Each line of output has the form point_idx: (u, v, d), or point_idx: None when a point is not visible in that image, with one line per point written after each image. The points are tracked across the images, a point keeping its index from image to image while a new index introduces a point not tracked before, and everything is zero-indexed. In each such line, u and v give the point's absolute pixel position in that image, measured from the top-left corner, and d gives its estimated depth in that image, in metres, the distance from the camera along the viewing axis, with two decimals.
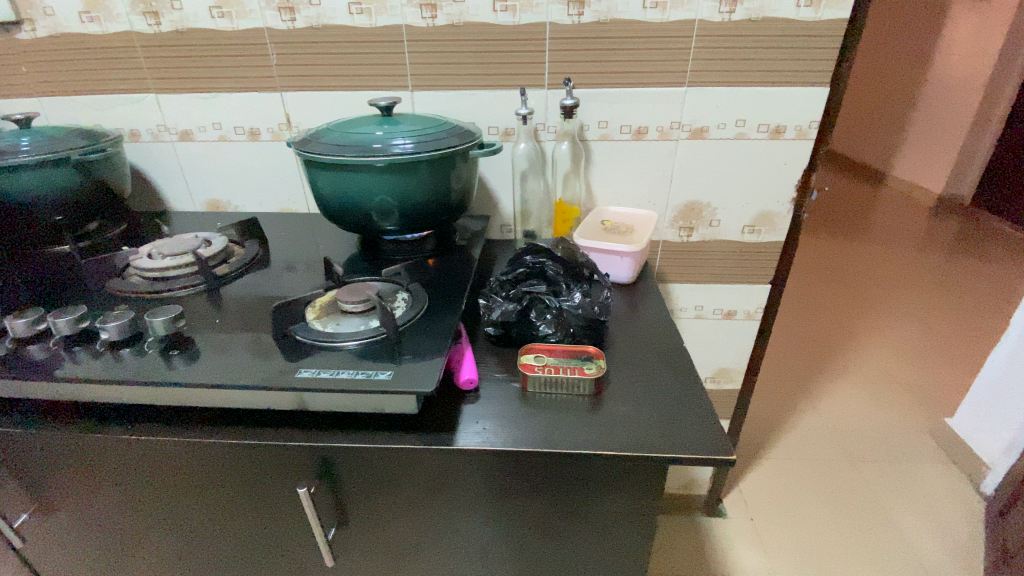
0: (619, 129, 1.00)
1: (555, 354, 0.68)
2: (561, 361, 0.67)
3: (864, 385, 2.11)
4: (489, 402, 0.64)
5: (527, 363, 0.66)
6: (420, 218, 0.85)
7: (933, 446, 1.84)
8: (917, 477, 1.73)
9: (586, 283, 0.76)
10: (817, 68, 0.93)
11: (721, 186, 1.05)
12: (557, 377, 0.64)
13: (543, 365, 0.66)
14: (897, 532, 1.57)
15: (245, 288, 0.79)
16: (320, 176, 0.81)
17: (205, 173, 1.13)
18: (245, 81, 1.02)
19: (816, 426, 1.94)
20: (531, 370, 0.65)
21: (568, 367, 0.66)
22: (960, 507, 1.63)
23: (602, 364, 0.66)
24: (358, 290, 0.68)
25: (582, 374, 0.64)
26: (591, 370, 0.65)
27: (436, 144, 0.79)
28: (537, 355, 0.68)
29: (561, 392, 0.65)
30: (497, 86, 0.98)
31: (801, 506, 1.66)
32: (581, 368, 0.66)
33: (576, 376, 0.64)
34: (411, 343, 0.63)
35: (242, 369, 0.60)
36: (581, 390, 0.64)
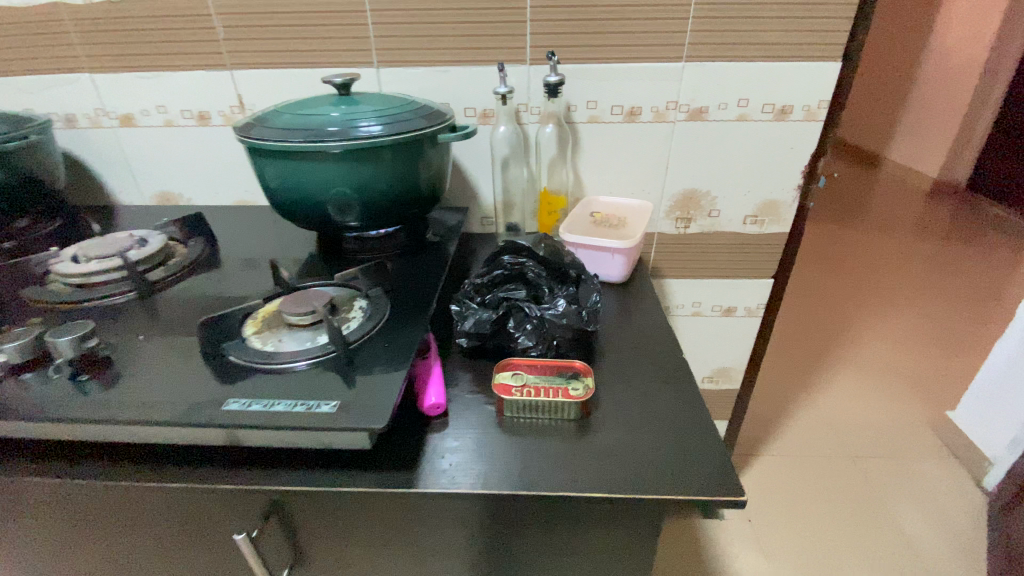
0: (610, 110, 0.90)
1: (535, 371, 0.59)
2: (542, 380, 0.57)
3: (863, 376, 2.05)
4: (458, 431, 0.54)
5: (503, 384, 0.57)
6: (385, 212, 0.75)
7: (934, 440, 1.78)
8: (918, 472, 1.68)
9: (573, 285, 0.67)
10: (828, 41, 0.84)
11: (721, 173, 0.96)
12: (537, 400, 0.55)
13: (521, 386, 0.57)
14: (898, 531, 1.52)
15: (182, 296, 0.69)
16: (267, 164, 0.70)
17: (153, 162, 1.02)
18: (190, 58, 0.91)
19: (814, 421, 1.87)
20: (507, 393, 0.56)
21: (550, 388, 0.56)
22: (961, 503, 1.58)
23: (589, 383, 0.57)
24: (305, 301, 0.58)
25: (566, 397, 0.55)
26: (577, 392, 0.56)
27: (401, 127, 0.69)
28: (514, 373, 0.58)
29: (542, 417, 0.55)
30: (473, 62, 0.87)
31: (801, 505, 1.59)
32: (565, 388, 0.56)
33: (559, 400, 0.55)
34: (366, 363, 0.54)
35: (162, 399, 0.50)
36: (566, 414, 0.55)
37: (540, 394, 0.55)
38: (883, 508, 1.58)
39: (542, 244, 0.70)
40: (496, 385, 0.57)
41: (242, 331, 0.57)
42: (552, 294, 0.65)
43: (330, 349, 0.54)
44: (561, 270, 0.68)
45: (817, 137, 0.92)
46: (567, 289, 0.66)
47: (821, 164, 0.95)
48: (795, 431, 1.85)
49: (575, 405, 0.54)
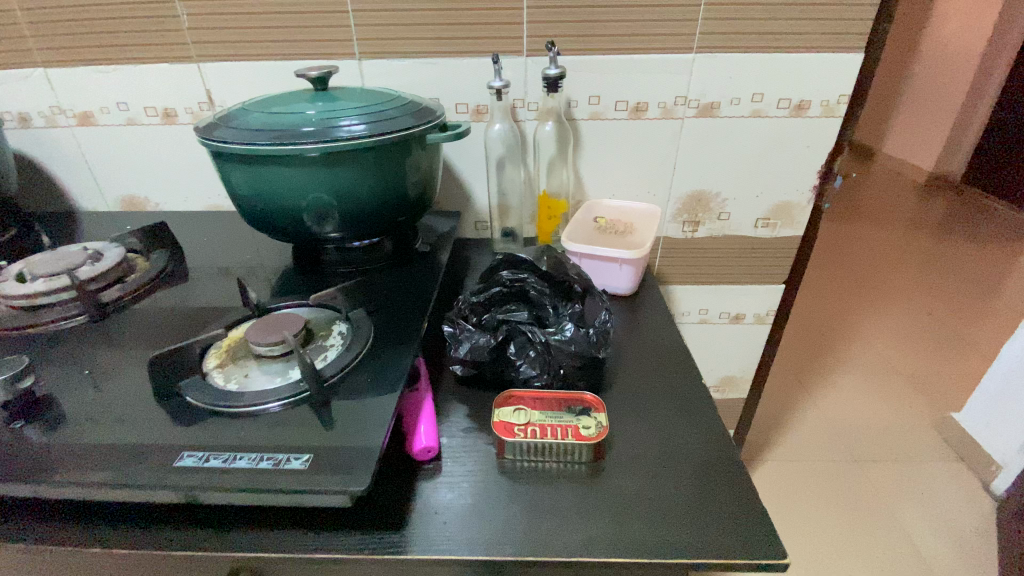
0: (613, 106, 0.83)
1: (540, 406, 0.52)
2: (548, 416, 0.51)
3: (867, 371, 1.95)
4: (453, 477, 0.48)
5: (503, 421, 0.50)
6: (369, 221, 0.68)
7: (939, 439, 1.69)
8: (922, 472, 1.59)
9: (579, 303, 0.61)
10: (850, 30, 0.77)
11: (732, 173, 0.89)
12: (544, 442, 0.48)
13: (525, 424, 0.50)
14: (903, 532, 1.43)
15: (141, 321, 0.61)
16: (233, 169, 0.62)
17: (116, 165, 0.94)
18: (152, 49, 0.82)
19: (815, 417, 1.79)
20: (509, 432, 0.49)
21: (558, 426, 0.49)
22: (970, 507, 1.49)
23: (602, 420, 0.50)
24: (275, 330, 0.51)
25: (577, 438, 0.48)
26: (590, 431, 0.49)
27: (385, 126, 0.61)
28: (517, 408, 0.51)
29: (549, 460, 0.49)
30: (465, 54, 0.80)
31: (802, 505, 1.51)
32: (575, 427, 0.49)
33: (570, 441, 0.48)
34: (345, 404, 0.46)
35: (104, 455, 0.42)
36: (576, 457, 0.49)
37: (547, 434, 0.48)
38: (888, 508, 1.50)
39: (544, 258, 0.63)
40: (496, 423, 0.50)
41: (203, 365, 0.50)
42: (556, 317, 0.59)
43: (304, 387, 0.47)
44: (565, 286, 0.62)
45: (835, 136, 0.85)
46: (572, 307, 0.60)
47: (837, 163, 0.88)
48: (796, 433, 1.77)
49: (587, 448, 0.48)
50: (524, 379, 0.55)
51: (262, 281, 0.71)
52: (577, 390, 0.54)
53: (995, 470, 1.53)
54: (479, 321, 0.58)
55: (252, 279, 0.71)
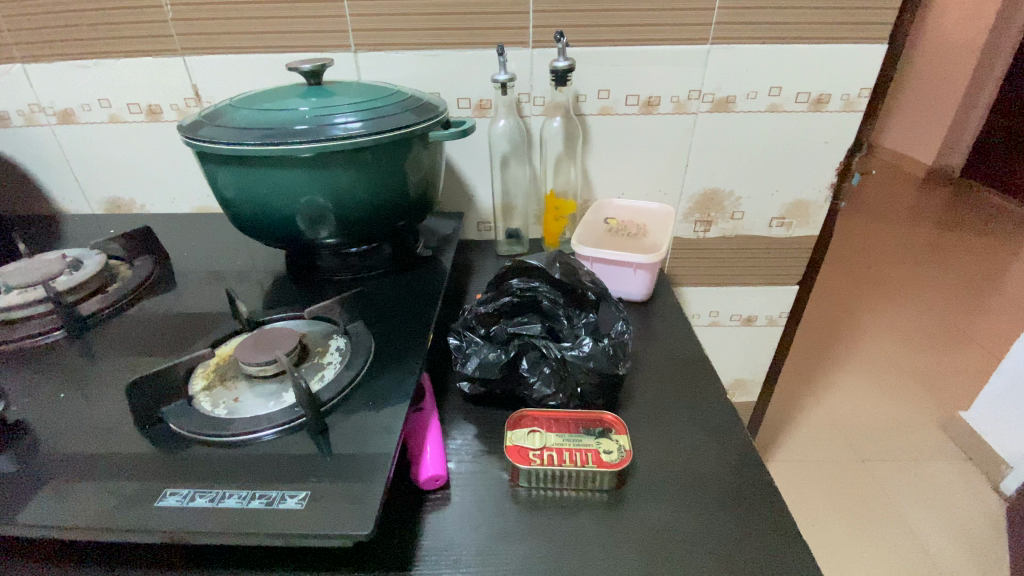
0: (624, 100, 0.79)
1: (556, 430, 0.49)
2: (566, 441, 0.48)
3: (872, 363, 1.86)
4: (461, 509, 0.44)
5: (517, 446, 0.47)
6: (367, 225, 0.63)
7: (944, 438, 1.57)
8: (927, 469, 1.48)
9: (595, 313, 0.57)
10: (874, 19, 0.73)
11: (747, 170, 0.85)
12: (562, 468, 0.45)
13: (541, 449, 0.47)
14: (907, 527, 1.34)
15: (124, 335, 0.57)
16: (220, 170, 0.58)
17: (100, 166, 0.89)
18: (134, 42, 0.77)
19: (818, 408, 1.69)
20: (524, 458, 0.46)
21: (576, 451, 0.46)
22: (978, 507, 1.39)
23: (624, 444, 0.47)
24: (267, 348, 0.47)
25: (598, 464, 0.45)
26: (611, 457, 0.46)
27: (383, 123, 0.57)
28: (531, 433, 0.49)
29: (567, 489, 0.45)
30: (468, 45, 0.75)
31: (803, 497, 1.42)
32: (596, 452, 0.46)
33: (590, 467, 0.45)
34: (344, 433, 0.42)
35: (78, 496, 0.38)
36: (597, 484, 0.45)
37: (565, 460, 0.45)
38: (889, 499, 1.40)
39: (557, 264, 0.58)
40: (510, 448, 0.47)
41: (189, 387, 0.46)
42: (571, 330, 0.54)
43: (299, 413, 0.43)
44: (580, 295, 0.57)
45: (856, 132, 0.81)
46: (587, 318, 0.56)
47: (857, 159, 0.84)
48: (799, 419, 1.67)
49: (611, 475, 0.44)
50: (537, 397, 0.52)
51: (254, 290, 0.67)
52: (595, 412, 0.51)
53: (1004, 471, 1.42)
54: (487, 334, 0.55)
55: (243, 288, 0.67)
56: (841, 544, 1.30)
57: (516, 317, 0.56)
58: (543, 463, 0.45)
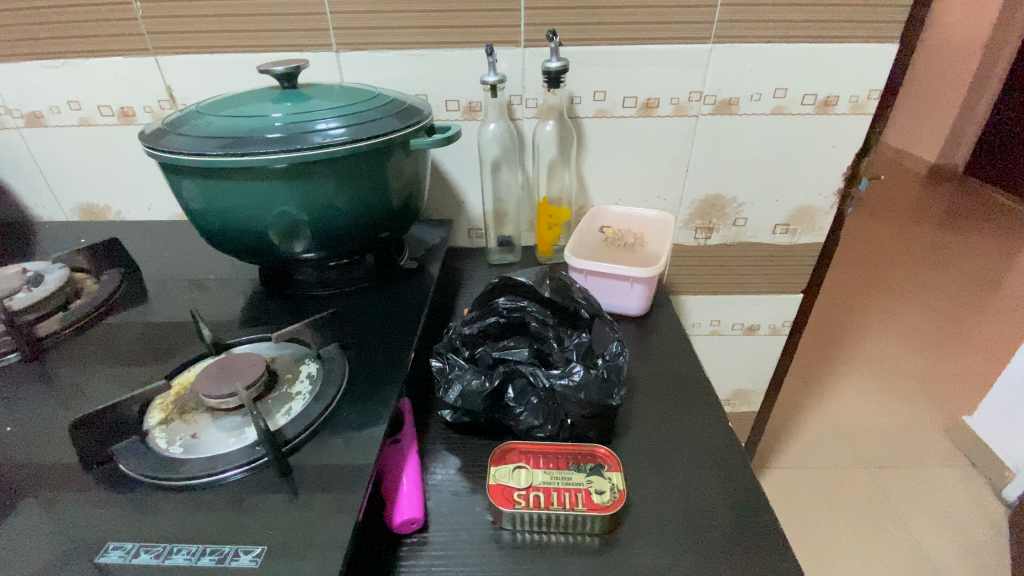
0: (621, 102, 0.75)
1: (544, 466, 0.46)
2: (554, 479, 0.44)
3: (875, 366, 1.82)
4: (440, 554, 0.41)
5: (500, 485, 0.44)
6: (346, 239, 0.60)
7: (944, 443, 1.52)
8: (926, 475, 1.44)
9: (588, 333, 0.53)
10: (885, 17, 0.69)
11: (749, 176, 0.81)
12: (549, 511, 0.41)
13: (526, 489, 0.43)
14: (908, 536, 1.29)
15: (83, 358, 0.54)
16: (185, 181, 0.54)
17: (72, 170, 0.85)
18: (103, 42, 0.73)
19: (815, 412, 1.65)
20: (508, 498, 0.42)
21: (565, 492, 0.43)
22: (980, 514, 1.34)
23: (618, 483, 0.44)
24: (230, 379, 0.44)
25: (588, 507, 0.41)
26: (603, 498, 0.42)
27: (367, 129, 0.53)
28: (517, 470, 0.45)
29: (555, 533, 0.42)
30: (456, 45, 0.71)
31: (800, 505, 1.38)
32: (586, 492, 0.43)
33: (580, 510, 0.41)
34: (307, 475, 0.39)
35: (10, 546, 0.35)
36: (586, 528, 0.42)
37: (553, 502, 0.42)
38: (889, 506, 1.36)
39: (547, 280, 0.56)
40: (493, 488, 0.43)
41: (144, 423, 0.43)
42: (560, 355, 0.50)
43: (260, 452, 0.40)
44: (571, 314, 0.55)
45: (864, 135, 0.77)
46: (578, 339, 0.52)
47: (865, 164, 0.80)
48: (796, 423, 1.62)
49: (603, 519, 0.41)
50: (522, 429, 0.48)
51: (227, 308, 0.63)
52: (588, 446, 0.47)
53: (1008, 478, 1.37)
54: (472, 356, 0.52)
55: (217, 305, 0.64)
56: (840, 553, 1.26)
57: (502, 338, 0.53)
58: (529, 505, 0.42)
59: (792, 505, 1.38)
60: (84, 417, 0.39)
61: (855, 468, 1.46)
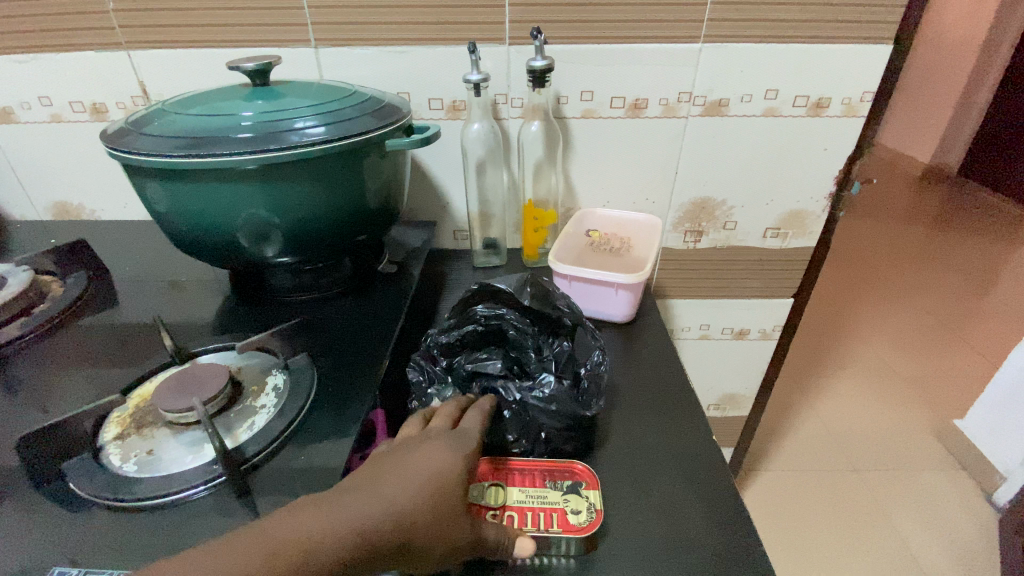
0: (609, 103, 0.73)
1: (518, 483, 0.46)
2: (530, 498, 0.45)
3: (866, 368, 1.81)
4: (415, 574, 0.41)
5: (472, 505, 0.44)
6: (321, 242, 0.58)
7: (935, 446, 1.52)
8: (916, 478, 1.43)
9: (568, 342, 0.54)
10: (880, 17, 0.67)
11: (739, 178, 0.80)
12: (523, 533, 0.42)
13: (500, 510, 0.44)
14: (897, 540, 1.29)
15: (44, 368, 0.53)
16: (149, 182, 0.51)
17: (43, 168, 0.82)
18: (72, 35, 0.71)
19: (805, 414, 1.64)
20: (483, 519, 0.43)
21: (541, 512, 0.44)
22: (969, 517, 1.33)
23: (595, 503, 0.44)
24: (188, 392, 0.44)
25: (563, 530, 0.42)
26: (579, 519, 0.43)
27: (345, 129, 0.51)
28: (490, 487, 0.46)
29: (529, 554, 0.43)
30: (439, 41, 0.69)
31: (790, 509, 1.37)
32: (562, 512, 0.44)
33: (555, 533, 0.42)
34: (264, 496, 0.40)
35: None
36: (561, 549, 0.42)
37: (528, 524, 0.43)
38: (880, 509, 1.36)
39: (528, 287, 0.55)
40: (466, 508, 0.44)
41: (99, 437, 0.43)
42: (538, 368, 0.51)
43: (217, 471, 0.40)
44: (555, 320, 0.55)
45: (856, 138, 0.76)
46: (559, 347, 0.53)
47: (857, 167, 0.79)
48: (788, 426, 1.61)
49: (578, 542, 0.42)
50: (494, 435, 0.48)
51: (198, 312, 0.61)
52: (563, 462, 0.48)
53: (998, 482, 1.36)
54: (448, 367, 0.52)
55: (187, 310, 0.62)
56: (829, 557, 1.25)
57: (479, 349, 0.54)
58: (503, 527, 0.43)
59: (784, 508, 1.37)
60: (27, 436, 0.39)
61: (846, 471, 1.46)
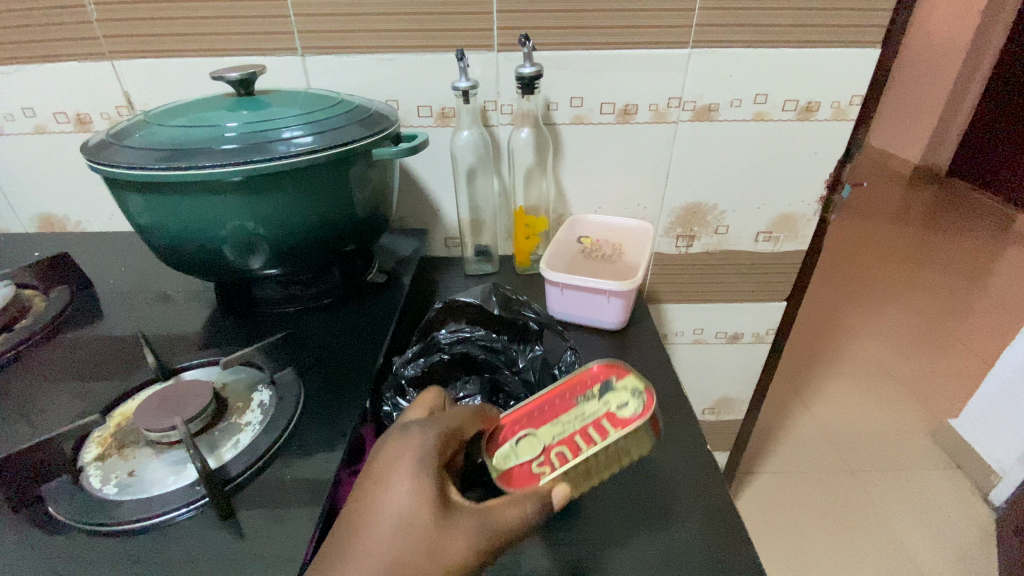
0: (599, 108, 0.73)
1: (543, 423, 0.44)
2: (568, 424, 0.43)
3: (861, 368, 1.81)
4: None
5: (511, 467, 0.41)
6: (308, 253, 0.57)
7: (930, 446, 1.52)
8: (913, 478, 1.43)
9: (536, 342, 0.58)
10: (868, 20, 0.67)
11: (731, 182, 0.80)
12: (585, 456, 0.41)
13: (543, 454, 0.42)
14: (895, 541, 1.28)
15: (22, 385, 0.52)
16: (132, 195, 0.51)
17: (26, 180, 0.81)
18: (55, 45, 0.70)
19: (801, 416, 1.64)
20: (534, 476, 0.40)
21: (588, 428, 0.43)
22: (966, 517, 1.33)
23: (630, 393, 0.45)
24: (170, 411, 0.43)
25: (621, 429, 0.42)
26: (625, 412, 0.43)
27: (333, 138, 0.50)
28: (518, 441, 0.43)
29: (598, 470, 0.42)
30: (427, 49, 0.69)
31: (787, 512, 1.36)
32: (605, 415, 0.44)
33: (614, 435, 0.42)
34: (249, 519, 0.38)
35: None
36: (624, 448, 0.42)
37: (582, 445, 0.41)
38: (877, 510, 1.35)
39: (493, 297, 0.59)
40: (510, 473, 0.41)
41: (79, 458, 0.42)
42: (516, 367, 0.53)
43: (200, 493, 0.39)
44: (520, 327, 0.58)
45: (846, 142, 0.76)
46: (533, 352, 0.56)
47: (847, 170, 0.79)
48: (784, 428, 1.61)
49: (638, 429, 0.42)
50: None
51: (183, 326, 0.61)
52: (576, 375, 0.47)
53: (993, 481, 1.37)
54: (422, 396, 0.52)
55: (173, 323, 0.61)
56: (828, 560, 1.24)
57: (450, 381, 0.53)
58: (560, 465, 0.40)
59: (781, 512, 1.36)
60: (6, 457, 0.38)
61: (842, 472, 1.45)
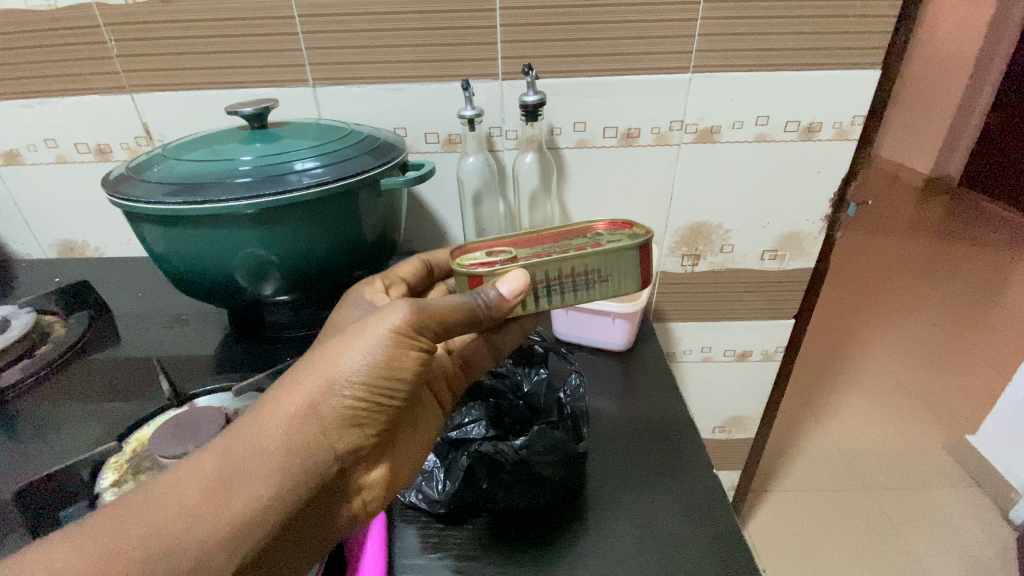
0: (602, 132, 0.74)
1: (522, 243, 0.49)
2: (549, 246, 0.46)
3: (874, 384, 1.79)
4: (430, 572, 0.45)
5: (478, 261, 0.46)
6: (318, 277, 0.58)
7: (948, 464, 1.49)
8: (931, 497, 1.40)
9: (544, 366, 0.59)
10: (867, 44, 0.68)
11: (734, 203, 0.80)
12: (543, 260, 0.43)
13: (511, 258, 0.45)
14: (914, 562, 1.25)
15: (34, 412, 0.53)
16: (149, 227, 0.52)
17: (48, 207, 0.84)
18: (77, 81, 0.73)
19: (813, 433, 1.62)
20: (487, 266, 0.44)
21: (568, 247, 0.45)
22: (987, 538, 1.30)
23: (629, 233, 0.45)
24: (184, 439, 0.45)
25: (592, 248, 0.44)
26: (612, 242, 0.45)
27: (344, 169, 0.52)
28: (496, 251, 0.47)
29: (558, 278, 0.43)
30: (432, 78, 0.71)
31: (802, 533, 1.34)
32: (592, 242, 0.45)
33: (586, 250, 0.43)
34: None
35: None
36: (596, 266, 0.43)
37: (551, 253, 0.44)
38: (894, 530, 1.32)
39: None
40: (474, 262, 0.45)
41: (97, 485, 0.44)
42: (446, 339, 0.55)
43: None
44: (526, 351, 0.60)
45: (849, 161, 0.76)
46: (539, 376, 0.57)
47: (851, 190, 0.79)
48: (796, 445, 1.58)
49: (610, 252, 0.43)
50: (491, 491, 0.46)
51: (197, 349, 0.63)
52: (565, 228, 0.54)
53: (1013, 500, 1.33)
54: None
55: (187, 346, 0.63)
56: None
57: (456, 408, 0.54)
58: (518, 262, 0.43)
59: (796, 532, 1.34)
60: None
61: (857, 491, 1.43)
